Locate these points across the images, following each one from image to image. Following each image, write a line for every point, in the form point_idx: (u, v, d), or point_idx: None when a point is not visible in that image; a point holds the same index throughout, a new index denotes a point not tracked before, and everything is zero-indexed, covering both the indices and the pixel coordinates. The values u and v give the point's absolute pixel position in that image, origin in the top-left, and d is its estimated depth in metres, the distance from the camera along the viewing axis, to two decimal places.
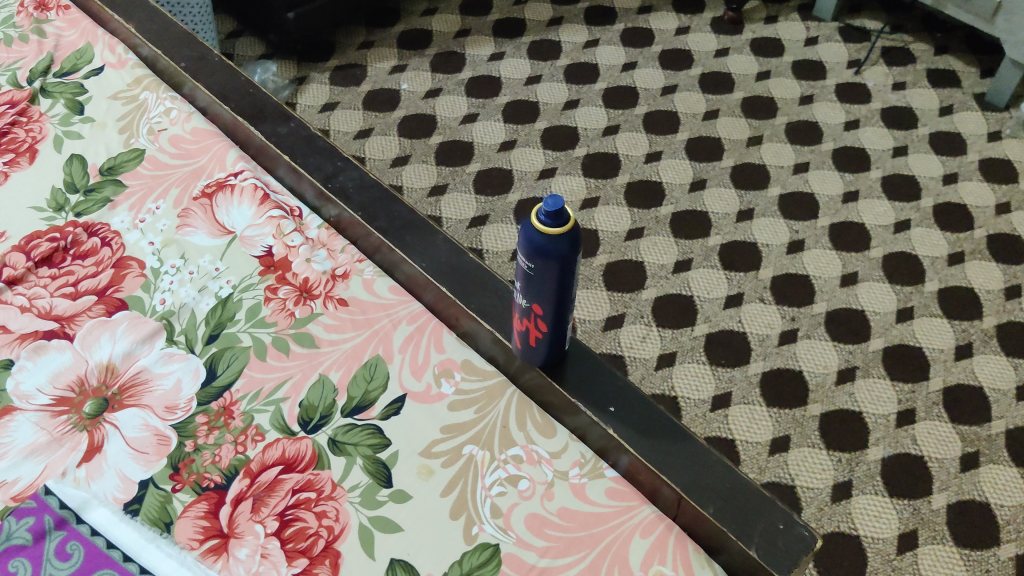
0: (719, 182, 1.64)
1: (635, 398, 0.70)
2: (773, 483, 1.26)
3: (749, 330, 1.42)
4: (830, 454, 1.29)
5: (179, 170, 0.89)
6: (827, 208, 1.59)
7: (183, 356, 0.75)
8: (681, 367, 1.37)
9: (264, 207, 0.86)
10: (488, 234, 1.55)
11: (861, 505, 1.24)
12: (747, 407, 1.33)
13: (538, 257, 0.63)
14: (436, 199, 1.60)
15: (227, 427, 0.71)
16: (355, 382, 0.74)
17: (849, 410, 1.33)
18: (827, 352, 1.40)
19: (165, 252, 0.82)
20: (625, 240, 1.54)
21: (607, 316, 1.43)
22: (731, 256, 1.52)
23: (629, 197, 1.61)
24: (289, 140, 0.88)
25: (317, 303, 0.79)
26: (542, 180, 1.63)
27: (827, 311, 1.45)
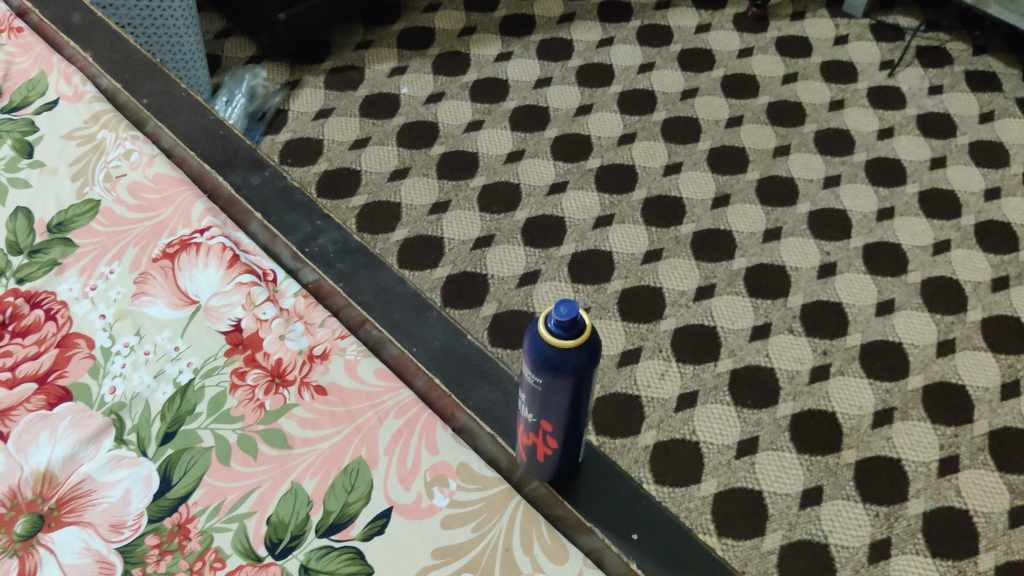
0: (743, 198, 1.51)
1: (661, 521, 0.59)
2: (805, 541, 1.15)
3: (777, 365, 1.31)
4: (866, 508, 1.17)
5: (137, 225, 0.78)
6: (859, 227, 1.47)
7: (133, 461, 0.65)
8: (703, 408, 1.26)
9: (232, 271, 0.74)
10: (493, 256, 1.43)
11: (901, 567, 1.13)
12: (776, 453, 1.22)
13: (549, 373, 0.51)
14: (438, 216, 1.48)
15: (182, 551, 0.61)
16: (333, 493, 0.63)
17: (887, 456, 1.22)
18: (863, 391, 1.28)
19: (118, 327, 0.72)
20: (642, 263, 1.43)
21: (623, 349, 1.32)
22: (757, 281, 1.40)
23: (647, 215, 1.49)
24: (261, 193, 0.77)
25: (290, 392, 0.68)
26: (553, 196, 1.51)
27: (862, 343, 1.33)
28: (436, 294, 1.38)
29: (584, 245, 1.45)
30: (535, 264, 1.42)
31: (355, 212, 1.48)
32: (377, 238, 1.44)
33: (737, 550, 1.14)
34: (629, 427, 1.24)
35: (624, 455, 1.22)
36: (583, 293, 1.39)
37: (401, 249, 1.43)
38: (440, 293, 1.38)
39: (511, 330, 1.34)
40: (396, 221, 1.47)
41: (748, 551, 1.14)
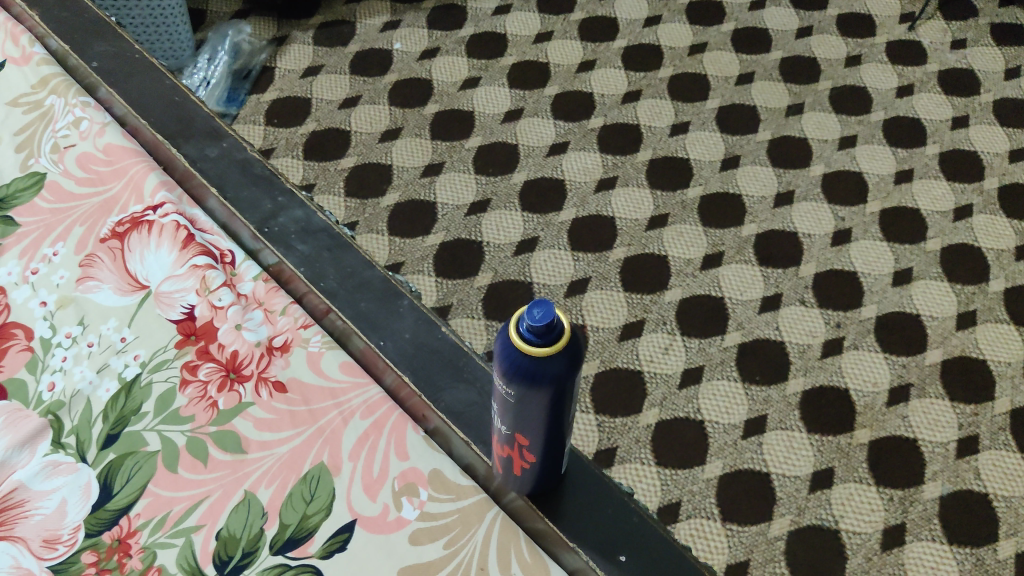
0: (754, 159, 1.43)
1: (653, 541, 0.53)
2: (815, 527, 1.08)
3: (788, 338, 1.24)
4: (879, 492, 1.11)
5: (85, 201, 0.72)
6: (875, 191, 1.39)
7: (71, 467, 0.59)
8: (708, 385, 1.19)
9: (186, 252, 0.68)
10: (488, 222, 1.36)
11: (916, 555, 1.07)
12: (785, 432, 1.16)
13: (522, 385, 0.45)
14: (431, 179, 1.40)
15: (122, 570, 0.55)
16: (290, 504, 0.57)
17: (902, 437, 1.15)
18: (878, 366, 1.21)
19: (60, 316, 0.65)
20: (646, 229, 1.35)
21: (625, 321, 1.25)
22: (767, 248, 1.33)
23: (651, 177, 1.41)
24: (218, 165, 0.70)
25: (246, 388, 0.62)
26: (552, 157, 1.44)
27: (878, 315, 1.26)
28: (428, 263, 1.31)
29: (585, 210, 1.37)
30: (533, 231, 1.35)
31: (343, 175, 1.40)
32: (364, 205, 1.37)
33: (742, 537, 1.07)
34: (629, 405, 1.18)
35: (623, 435, 1.15)
36: (583, 262, 1.31)
37: (391, 215, 1.36)
38: (432, 262, 1.31)
39: (507, 301, 1.27)
40: (386, 185, 1.39)
41: (752, 537, 1.07)
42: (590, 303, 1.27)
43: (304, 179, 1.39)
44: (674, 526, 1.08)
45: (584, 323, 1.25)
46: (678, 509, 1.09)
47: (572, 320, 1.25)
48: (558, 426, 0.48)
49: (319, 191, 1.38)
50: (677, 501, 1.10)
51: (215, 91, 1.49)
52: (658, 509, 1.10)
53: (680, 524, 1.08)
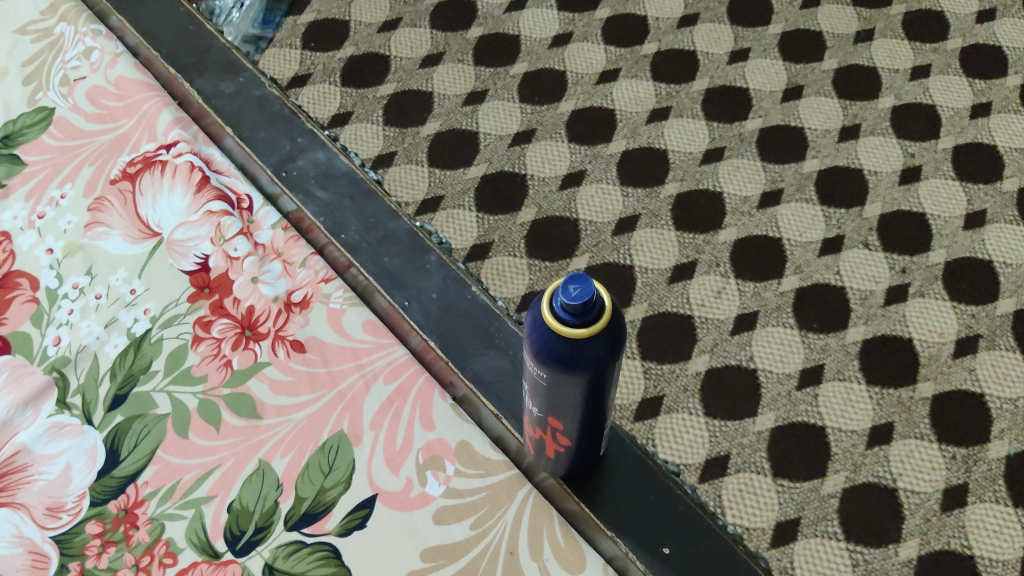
0: (819, 89, 0.98)
1: (701, 535, 0.48)
2: (870, 488, 0.74)
3: (849, 282, 0.85)
4: (942, 451, 0.76)
5: (96, 139, 0.67)
6: (944, 123, 0.95)
7: (76, 430, 0.55)
8: (762, 329, 0.82)
9: (200, 197, 0.63)
10: (533, 152, 0.94)
11: (980, 517, 0.73)
12: (842, 384, 0.79)
13: (556, 368, 0.40)
14: (472, 108, 0.97)
15: (128, 542, 0.51)
16: (307, 476, 0.53)
17: (971, 397, 0.79)
18: (947, 313, 0.83)
19: (67, 264, 0.61)
20: (701, 163, 0.93)
21: (674, 263, 0.86)
22: (830, 186, 0.91)
23: (708, 105, 0.97)
24: (235, 102, 0.65)
25: (262, 347, 0.57)
26: (603, 85, 0.99)
27: (948, 261, 0.86)
28: (471, 197, 0.90)
29: (636, 143, 0.94)
30: (580, 163, 0.93)
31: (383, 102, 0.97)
32: (402, 133, 0.95)
33: (791, 496, 0.73)
34: (677, 347, 0.81)
35: (669, 385, 0.79)
36: (624, 199, 0.90)
37: (432, 146, 0.94)
38: (476, 197, 0.90)
39: (557, 241, 0.88)
40: (424, 112, 0.97)
41: (804, 494, 0.73)
42: (637, 242, 0.87)
43: (338, 106, 0.97)
44: (720, 483, 0.73)
45: (632, 265, 0.86)
46: (725, 462, 0.75)
47: (615, 262, 0.86)
48: (597, 409, 0.43)
49: (354, 121, 0.96)
50: (726, 454, 0.76)
51: (242, 25, 1.01)
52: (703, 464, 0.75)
53: (727, 481, 0.74)
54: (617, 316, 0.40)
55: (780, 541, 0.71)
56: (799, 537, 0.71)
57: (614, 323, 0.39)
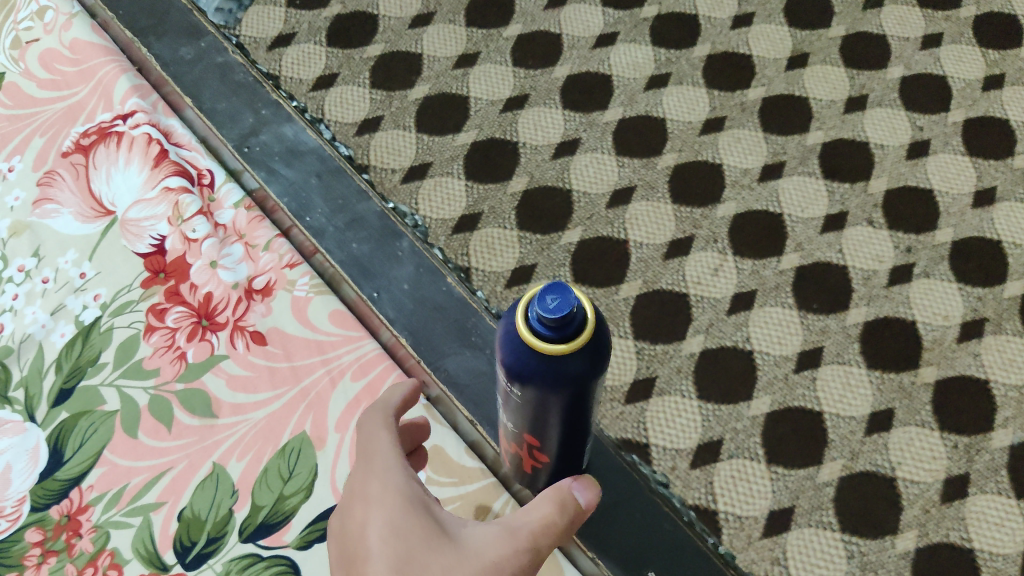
0: (826, 58, 0.83)
1: (682, 554, 0.48)
2: (868, 476, 0.62)
3: (851, 260, 0.72)
4: (942, 440, 0.64)
5: (48, 107, 0.62)
6: (958, 98, 0.81)
7: (17, 428, 0.51)
8: (760, 310, 0.69)
9: (158, 172, 0.59)
10: (526, 119, 0.79)
11: (978, 508, 0.62)
12: (840, 367, 0.67)
13: (534, 384, 0.35)
14: (464, 73, 0.82)
15: (70, 552, 0.47)
16: (265, 482, 0.49)
17: (973, 381, 0.67)
18: (951, 297, 0.70)
19: (14, 245, 0.57)
20: (701, 133, 0.79)
21: (671, 238, 0.73)
22: (836, 159, 0.77)
23: (711, 72, 0.82)
24: (195, 69, 0.64)
25: (220, 338, 0.53)
26: (600, 49, 0.84)
27: (956, 241, 0.73)
28: (460, 163, 0.76)
29: (633, 112, 0.80)
30: (574, 131, 0.79)
31: (371, 65, 0.82)
32: (391, 97, 0.80)
33: (786, 483, 0.62)
34: (670, 327, 0.68)
35: (663, 366, 0.66)
36: (602, 166, 0.77)
37: (424, 112, 0.80)
38: (465, 164, 0.76)
39: (548, 213, 0.74)
40: (415, 74, 0.82)
41: (798, 481, 0.62)
42: (633, 215, 0.74)
43: (323, 69, 0.81)
44: (713, 469, 0.62)
45: (626, 241, 0.73)
46: (717, 447, 0.63)
47: (609, 236, 0.73)
48: (578, 424, 0.39)
49: (339, 84, 0.80)
50: (718, 439, 0.63)
51: None
52: (694, 449, 0.63)
53: (720, 466, 0.62)
54: (600, 326, 0.35)
55: (773, 531, 0.60)
56: (790, 526, 0.60)
57: (598, 335, 0.35)
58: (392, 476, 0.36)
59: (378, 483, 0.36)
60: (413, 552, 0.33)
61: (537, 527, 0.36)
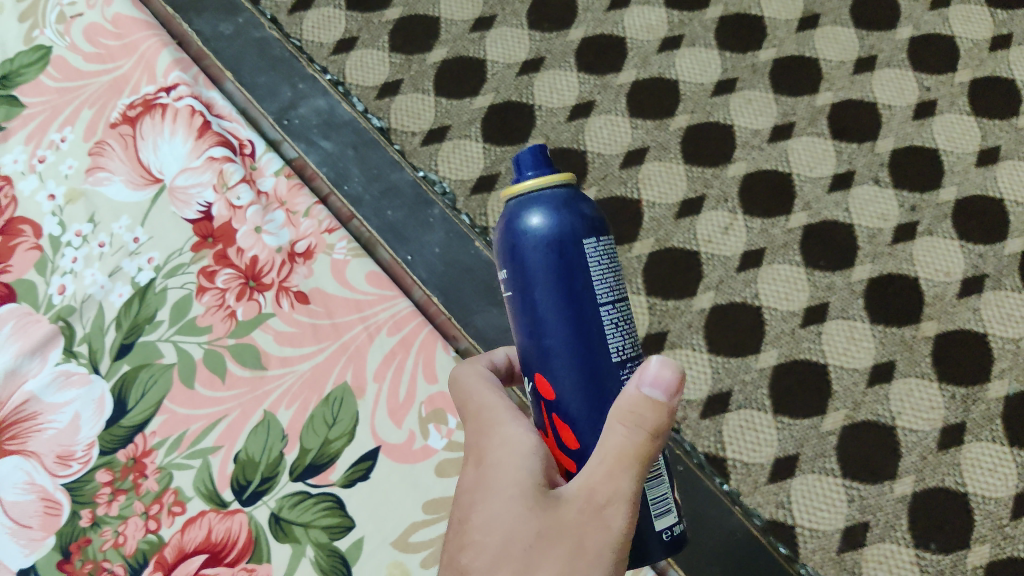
0: (838, 18, 0.81)
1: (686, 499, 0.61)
2: (868, 427, 0.66)
3: (857, 220, 0.73)
4: (941, 390, 0.67)
5: (95, 80, 0.66)
6: (966, 58, 0.78)
7: (83, 379, 0.56)
8: (767, 269, 0.71)
9: (202, 142, 0.63)
10: (541, 83, 0.79)
11: (973, 455, 0.65)
12: (845, 323, 0.69)
13: (521, 234, 0.37)
14: (481, 36, 0.81)
15: (137, 491, 0.52)
16: (311, 428, 0.54)
17: (974, 336, 0.68)
18: (953, 253, 0.71)
19: (70, 211, 0.61)
20: (714, 94, 0.78)
21: (682, 198, 0.74)
22: (844, 120, 0.76)
23: (724, 33, 0.80)
24: (234, 44, 0.68)
25: (267, 298, 0.58)
26: (615, 11, 0.82)
27: (961, 199, 0.73)
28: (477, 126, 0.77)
29: (648, 74, 0.79)
30: (588, 93, 0.79)
31: (389, 29, 0.81)
32: (408, 61, 0.80)
33: (787, 434, 0.66)
34: (680, 284, 0.71)
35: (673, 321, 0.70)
36: (614, 127, 0.77)
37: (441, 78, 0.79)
38: (483, 126, 0.77)
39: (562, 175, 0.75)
40: (431, 40, 0.81)
41: (803, 431, 0.66)
42: (644, 174, 0.75)
43: (343, 32, 0.80)
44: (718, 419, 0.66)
45: (638, 200, 0.74)
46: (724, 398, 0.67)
47: (623, 196, 0.74)
48: (592, 331, 0.36)
49: (358, 48, 0.80)
50: (727, 391, 0.67)
51: None
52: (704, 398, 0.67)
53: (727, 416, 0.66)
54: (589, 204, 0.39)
55: (778, 477, 0.64)
56: (795, 472, 0.64)
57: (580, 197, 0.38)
58: (501, 431, 0.36)
59: (490, 439, 0.36)
60: (500, 514, 0.33)
61: (613, 460, 0.33)
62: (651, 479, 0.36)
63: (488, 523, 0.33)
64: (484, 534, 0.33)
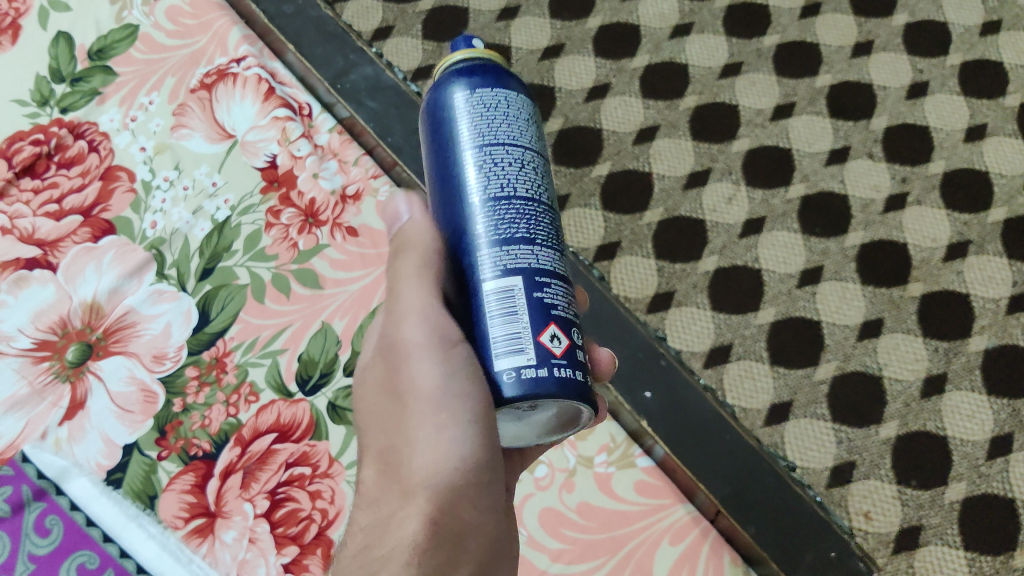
0: (837, 7, 0.93)
1: (672, 386, 0.66)
2: (858, 377, 0.77)
3: (850, 191, 0.85)
4: (924, 343, 0.78)
5: (175, 53, 0.78)
6: (957, 42, 0.91)
7: (174, 295, 0.67)
8: (767, 236, 0.83)
9: (268, 104, 0.75)
10: (561, 67, 0.91)
11: (953, 404, 0.76)
12: (837, 283, 0.81)
13: (431, 98, 0.44)
14: (505, 24, 0.93)
15: (219, 384, 0.64)
16: (361, 334, 0.66)
17: (956, 295, 0.80)
18: (938, 222, 0.83)
19: (158, 161, 0.73)
20: (720, 77, 0.90)
21: (689, 171, 0.86)
22: (841, 101, 0.89)
23: (729, 21, 0.93)
24: (294, 23, 0.79)
25: (323, 232, 0.70)
26: (630, 2, 0.94)
27: (948, 171, 0.86)
28: None
29: (659, 59, 0.91)
30: (604, 76, 0.91)
31: (423, 19, 0.92)
32: (440, 47, 0.90)
33: (785, 381, 0.76)
34: (688, 247, 0.82)
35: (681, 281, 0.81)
36: (632, 109, 0.89)
37: None
38: None
39: (579, 149, 0.87)
40: (460, 27, 0.92)
41: (797, 379, 0.76)
42: (656, 151, 0.87)
43: (379, 22, 0.91)
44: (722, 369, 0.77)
45: (650, 173, 0.86)
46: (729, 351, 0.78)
47: (635, 169, 0.86)
48: (453, 171, 0.42)
49: (394, 35, 0.91)
50: (728, 343, 0.78)
51: None
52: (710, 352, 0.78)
53: (729, 368, 0.77)
54: (508, 74, 0.45)
55: (773, 421, 0.75)
56: (790, 418, 0.75)
57: (486, 66, 0.45)
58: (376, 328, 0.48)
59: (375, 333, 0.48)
60: (380, 390, 0.44)
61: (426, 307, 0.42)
62: (501, 315, 0.39)
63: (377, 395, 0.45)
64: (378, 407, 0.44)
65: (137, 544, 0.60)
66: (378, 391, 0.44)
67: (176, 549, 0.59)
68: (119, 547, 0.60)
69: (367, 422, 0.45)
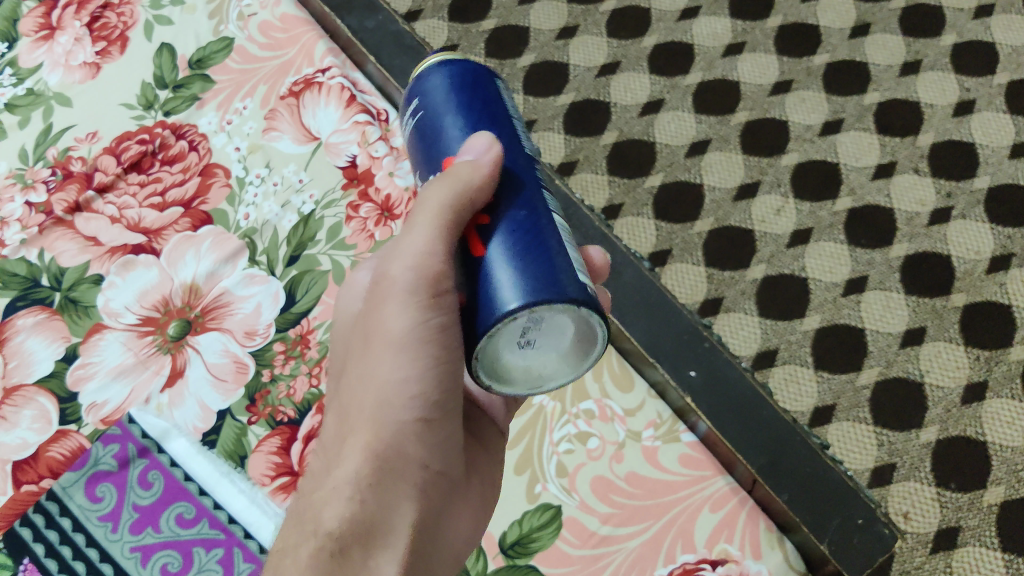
0: (886, 27, 0.98)
1: (714, 364, 0.70)
2: (899, 382, 0.83)
3: (895, 205, 0.90)
4: (965, 351, 0.84)
5: (267, 63, 0.85)
6: (1003, 63, 0.96)
7: (263, 279, 0.75)
8: (815, 246, 0.89)
9: (350, 110, 0.82)
10: (617, 83, 0.97)
11: (994, 410, 0.82)
12: (882, 293, 0.86)
13: (421, 94, 0.52)
14: (564, 42, 1.00)
15: (303, 357, 0.72)
16: None
17: (998, 306, 0.85)
18: (982, 234, 0.88)
19: (251, 159, 0.80)
20: (771, 94, 0.96)
21: (739, 183, 0.91)
22: (889, 118, 0.94)
23: (781, 42, 0.98)
24: (376, 36, 0.85)
25: (397, 225, 0.77)
26: (685, 21, 1.00)
27: (992, 186, 0.91)
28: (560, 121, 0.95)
29: (712, 76, 0.97)
30: (659, 92, 0.97)
31: (486, 36, 0.99)
32: (502, 64, 0.98)
33: (829, 385, 0.83)
34: (737, 256, 0.88)
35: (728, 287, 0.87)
36: (684, 122, 0.95)
37: (529, 78, 0.97)
38: (564, 121, 0.95)
39: (633, 160, 0.93)
40: (521, 44, 0.99)
41: (840, 384, 0.83)
42: (707, 163, 0.92)
43: (446, 40, 0.99)
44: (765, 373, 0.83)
45: (701, 184, 0.92)
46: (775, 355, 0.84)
47: (687, 181, 0.92)
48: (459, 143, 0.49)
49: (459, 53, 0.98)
50: (774, 348, 0.84)
51: None
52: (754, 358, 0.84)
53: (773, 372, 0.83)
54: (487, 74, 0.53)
55: (817, 422, 0.81)
56: (832, 420, 0.81)
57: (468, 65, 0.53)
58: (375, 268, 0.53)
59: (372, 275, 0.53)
60: (366, 321, 0.50)
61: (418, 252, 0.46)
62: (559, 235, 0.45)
63: (365, 326, 0.51)
64: (362, 339, 0.51)
65: (229, 497, 0.66)
66: (362, 325, 0.50)
67: (263, 503, 0.66)
68: (213, 500, 0.66)
69: (350, 357, 0.52)
